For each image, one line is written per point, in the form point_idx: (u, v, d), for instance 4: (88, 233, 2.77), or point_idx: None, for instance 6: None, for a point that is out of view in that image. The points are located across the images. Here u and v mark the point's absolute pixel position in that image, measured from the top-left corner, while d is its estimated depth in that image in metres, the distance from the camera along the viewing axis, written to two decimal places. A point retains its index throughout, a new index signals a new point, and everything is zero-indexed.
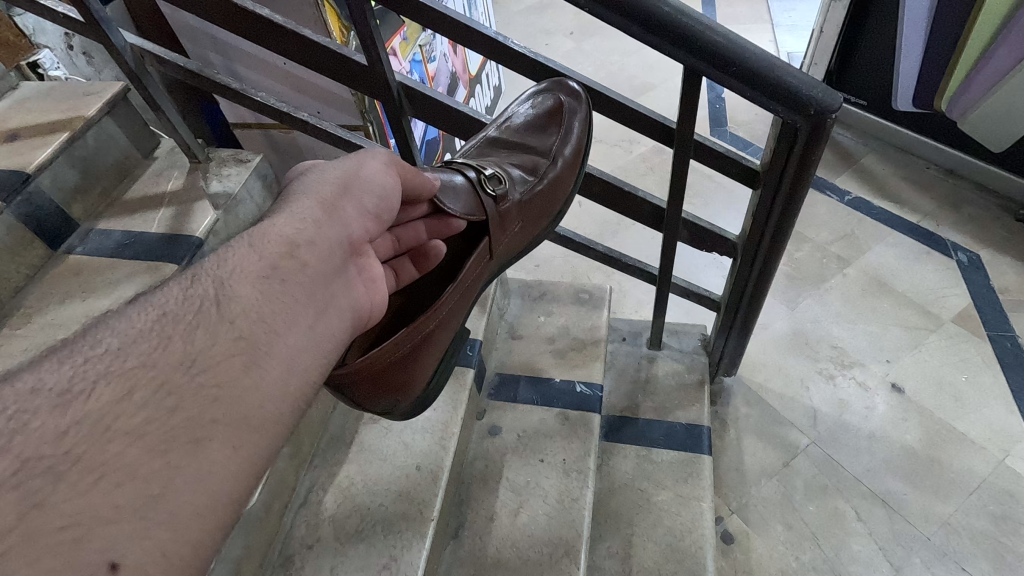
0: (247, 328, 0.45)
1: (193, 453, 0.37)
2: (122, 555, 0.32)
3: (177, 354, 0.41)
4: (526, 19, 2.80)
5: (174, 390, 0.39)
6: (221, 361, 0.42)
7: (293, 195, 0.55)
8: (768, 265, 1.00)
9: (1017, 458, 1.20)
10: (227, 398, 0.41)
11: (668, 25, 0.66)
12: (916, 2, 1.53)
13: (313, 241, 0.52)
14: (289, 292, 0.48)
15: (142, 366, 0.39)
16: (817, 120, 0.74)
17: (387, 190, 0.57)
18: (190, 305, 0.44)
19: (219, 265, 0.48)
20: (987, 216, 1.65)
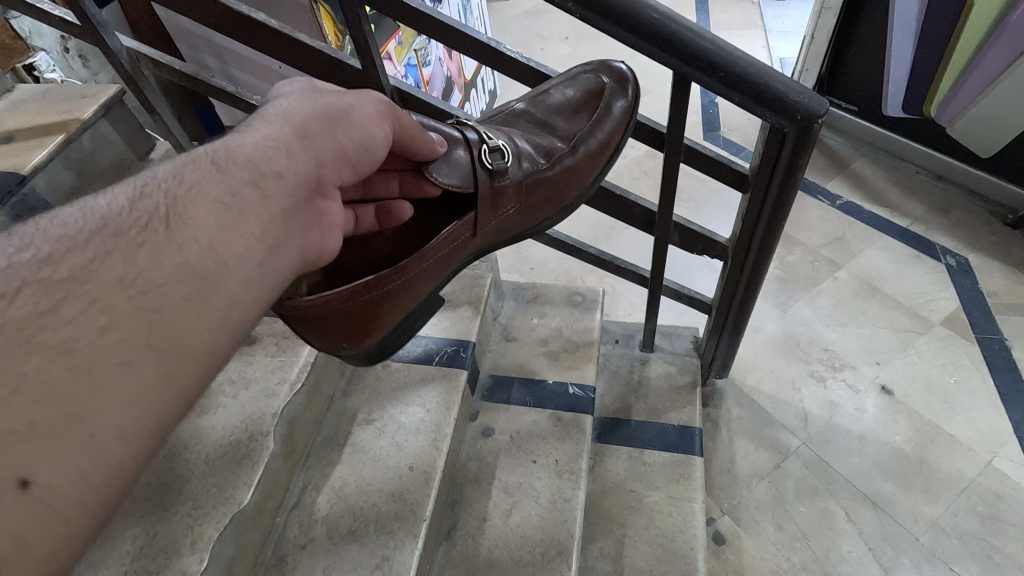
0: (196, 253, 0.42)
1: (122, 376, 0.36)
2: (35, 475, 0.32)
3: (113, 273, 0.38)
4: (521, 23, 2.82)
5: (106, 307, 0.37)
6: (160, 283, 0.39)
7: (266, 118, 0.52)
8: (758, 267, 1.01)
9: (1005, 459, 1.21)
10: (164, 322, 0.39)
11: (659, 31, 0.67)
12: (905, 10, 1.55)
13: (280, 173, 0.49)
14: (246, 220, 0.46)
15: (74, 280, 0.37)
16: (804, 125, 0.75)
17: (370, 133, 0.55)
18: (137, 221, 0.41)
19: (175, 181, 0.45)
20: (976, 221, 1.67)
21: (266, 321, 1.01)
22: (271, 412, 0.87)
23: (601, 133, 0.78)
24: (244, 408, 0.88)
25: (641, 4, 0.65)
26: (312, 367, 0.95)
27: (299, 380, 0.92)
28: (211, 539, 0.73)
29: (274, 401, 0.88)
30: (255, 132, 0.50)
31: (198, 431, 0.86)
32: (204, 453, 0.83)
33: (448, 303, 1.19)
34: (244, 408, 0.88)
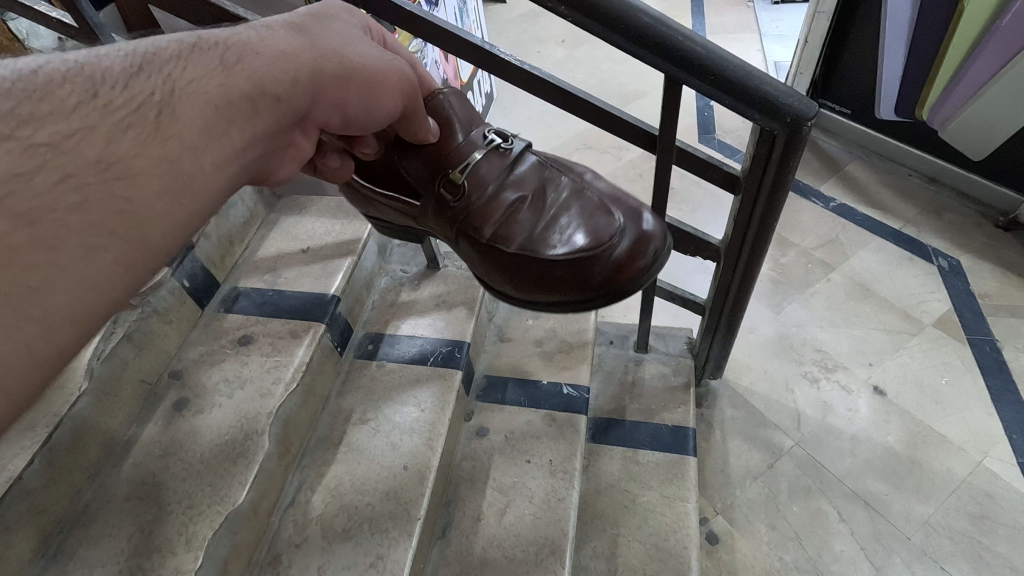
0: (174, 151, 0.39)
1: (84, 258, 0.35)
2: None
3: (93, 152, 0.36)
4: (518, 26, 2.83)
5: (81, 187, 0.35)
6: (136, 172, 0.37)
7: (288, 32, 0.49)
8: (750, 268, 1.03)
9: (995, 459, 1.22)
10: (133, 211, 0.37)
11: (649, 35, 0.68)
12: (896, 14, 1.57)
13: (280, 97, 0.47)
14: (230, 137, 0.43)
15: (52, 149, 0.35)
16: (793, 128, 0.76)
17: (384, 88, 0.54)
18: (129, 98, 0.39)
19: (180, 65, 0.42)
20: (967, 223, 1.69)
21: (261, 321, 1.01)
22: (266, 412, 0.87)
23: (552, 258, 0.65)
24: (239, 407, 0.88)
25: (631, 9, 0.66)
26: (306, 367, 0.96)
27: (295, 379, 0.92)
28: (205, 538, 0.74)
29: (269, 401, 0.89)
30: (275, 44, 0.47)
31: (194, 429, 0.86)
32: (198, 452, 0.83)
33: (443, 303, 1.19)
34: (240, 407, 0.88)
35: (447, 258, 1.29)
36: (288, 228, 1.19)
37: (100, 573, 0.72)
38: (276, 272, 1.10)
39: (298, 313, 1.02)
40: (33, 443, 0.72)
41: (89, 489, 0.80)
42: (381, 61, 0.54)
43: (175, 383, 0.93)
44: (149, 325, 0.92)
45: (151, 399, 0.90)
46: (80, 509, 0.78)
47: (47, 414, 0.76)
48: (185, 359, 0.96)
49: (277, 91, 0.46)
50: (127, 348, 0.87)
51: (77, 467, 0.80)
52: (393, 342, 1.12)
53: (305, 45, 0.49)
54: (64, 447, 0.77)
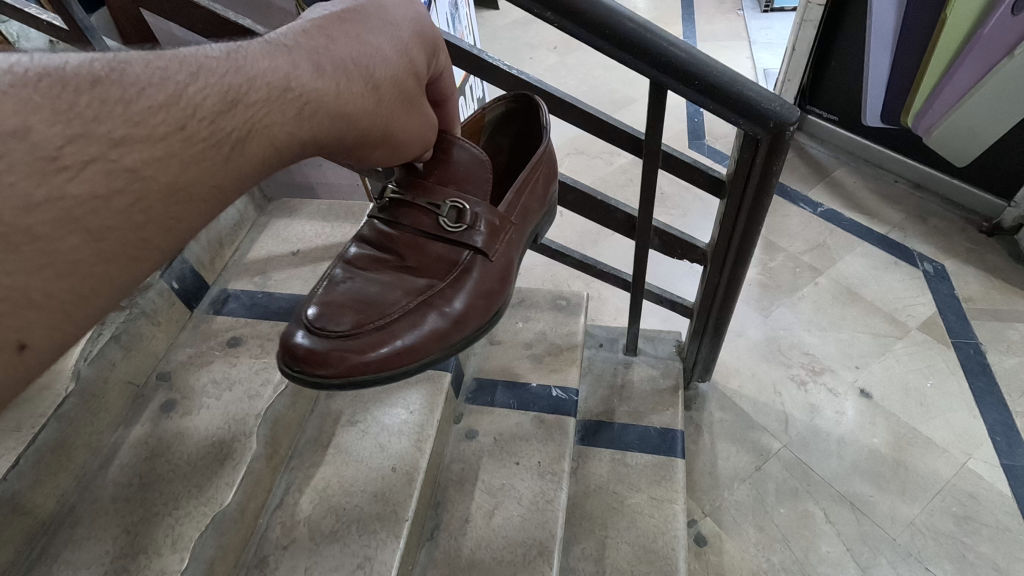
0: (224, 187, 0.36)
1: (129, 271, 0.32)
2: (32, 339, 0.28)
3: (170, 176, 0.32)
4: (510, 33, 2.85)
5: (147, 210, 0.32)
6: (193, 201, 0.34)
7: (355, 74, 0.44)
8: (736, 271, 1.04)
9: (978, 461, 1.24)
10: (182, 230, 0.34)
11: (634, 40, 0.69)
12: (881, 22, 1.59)
13: (321, 148, 0.43)
14: (257, 183, 0.39)
15: (136, 174, 0.31)
16: (777, 132, 0.77)
17: (408, 149, 0.51)
18: (214, 133, 0.34)
19: (263, 104, 0.37)
20: (952, 228, 1.71)
21: (250, 323, 1.01)
22: (254, 414, 0.88)
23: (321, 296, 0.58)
24: (227, 409, 0.88)
25: (615, 15, 0.67)
26: None
27: (283, 381, 0.93)
28: (191, 539, 0.74)
29: (257, 402, 0.89)
30: (345, 95, 0.42)
31: (180, 431, 0.86)
32: (186, 454, 0.83)
33: None
34: (228, 409, 0.88)
35: None
36: (278, 230, 1.20)
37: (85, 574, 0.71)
38: (265, 273, 1.11)
39: (289, 315, 1.02)
40: (17, 443, 0.74)
41: (75, 491, 0.80)
42: (420, 133, 0.52)
43: (164, 385, 0.92)
44: (137, 327, 0.92)
45: (138, 401, 0.90)
46: (65, 511, 0.77)
47: (33, 414, 0.77)
48: (173, 362, 0.96)
49: (319, 149, 0.43)
50: (115, 349, 0.88)
51: (62, 470, 0.79)
52: None
53: (374, 105, 0.45)
54: (49, 449, 0.77)
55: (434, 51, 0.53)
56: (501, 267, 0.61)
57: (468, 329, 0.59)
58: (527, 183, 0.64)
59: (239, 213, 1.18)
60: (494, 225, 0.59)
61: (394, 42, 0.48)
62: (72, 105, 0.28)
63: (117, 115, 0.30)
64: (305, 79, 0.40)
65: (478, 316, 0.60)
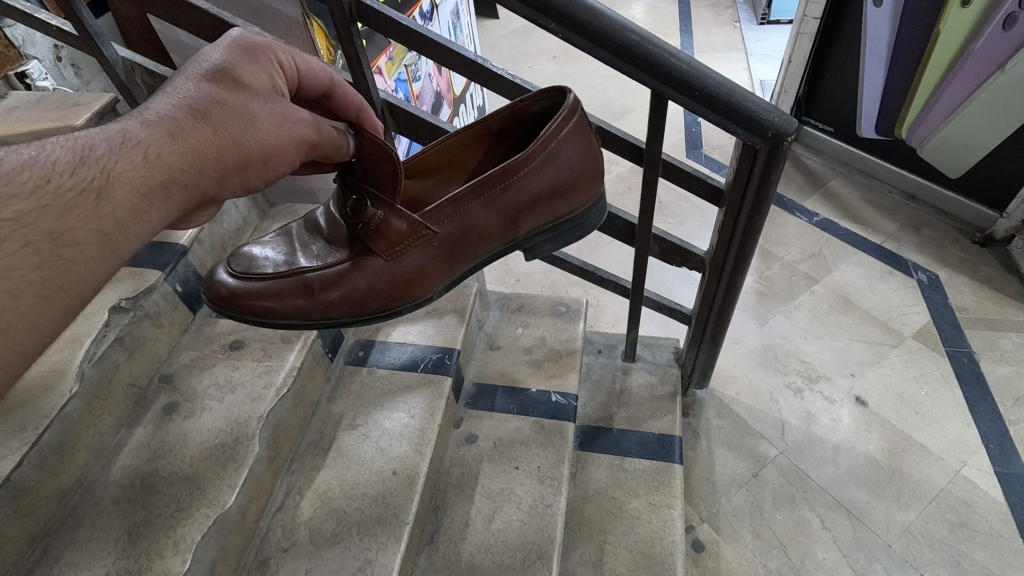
0: (102, 231, 0.39)
1: (38, 308, 0.36)
2: None
3: (47, 224, 0.37)
4: (510, 42, 2.88)
5: (39, 252, 0.36)
6: (81, 243, 0.38)
7: (186, 115, 0.44)
8: (734, 279, 1.05)
9: (972, 468, 1.25)
10: (81, 270, 0.38)
11: (636, 51, 0.71)
12: (876, 33, 1.62)
13: (188, 185, 0.43)
14: (140, 227, 0.41)
15: (17, 222, 0.35)
16: (774, 142, 0.79)
17: (283, 166, 0.50)
18: (75, 183, 0.39)
19: (103, 157, 0.40)
20: (946, 238, 1.73)
21: (252, 326, 1.02)
22: (256, 416, 0.88)
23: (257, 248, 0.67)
24: (229, 412, 0.89)
25: (618, 27, 0.69)
26: (298, 372, 0.97)
27: (286, 384, 0.93)
28: (194, 541, 0.74)
29: (259, 405, 0.90)
30: (177, 134, 0.43)
31: (184, 433, 0.86)
32: (187, 456, 0.84)
33: (433, 311, 1.21)
34: (230, 412, 0.89)
35: None
36: None
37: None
38: None
39: None
40: (21, 444, 0.72)
41: (77, 492, 0.80)
42: (290, 134, 0.49)
43: (166, 387, 0.93)
44: (141, 329, 0.92)
45: (141, 402, 0.91)
46: (68, 512, 0.78)
47: (38, 415, 0.75)
48: (175, 364, 0.97)
49: (193, 183, 0.44)
50: (118, 351, 0.88)
51: (65, 470, 0.79)
52: (383, 350, 1.13)
53: (215, 131, 0.45)
54: (52, 449, 0.77)
55: (273, 57, 0.52)
56: (397, 274, 0.63)
57: (336, 316, 0.63)
58: (467, 196, 0.63)
59: (241, 217, 1.18)
60: (400, 233, 0.61)
61: (229, 65, 0.48)
62: None
63: None
64: (138, 129, 0.42)
65: (350, 308, 0.63)
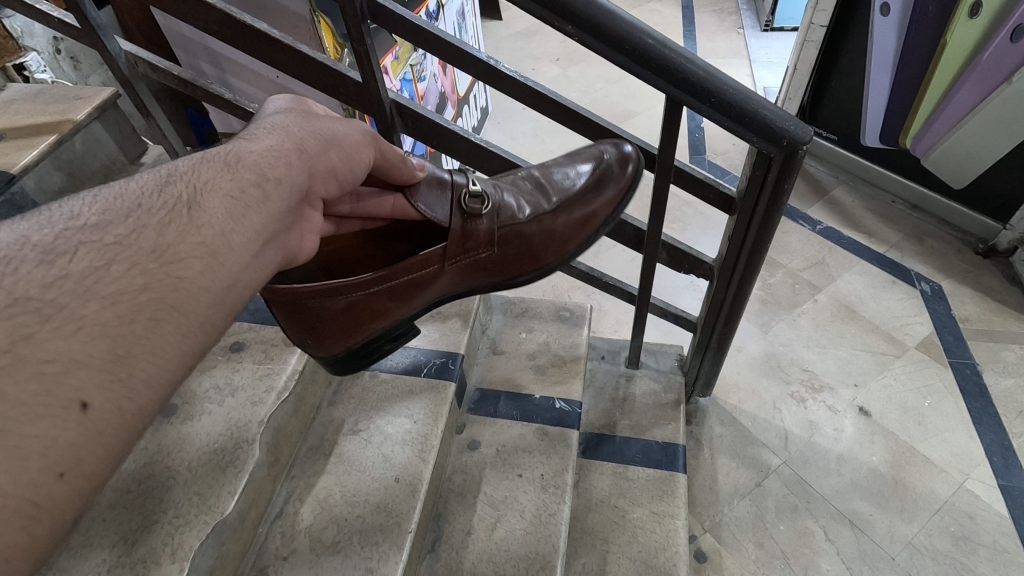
0: (208, 236, 0.42)
1: (152, 330, 0.37)
2: (91, 397, 0.33)
3: (148, 242, 0.39)
4: (513, 44, 2.87)
5: (145, 271, 0.38)
6: (184, 258, 0.40)
7: (265, 133, 0.54)
8: (742, 288, 1.04)
9: (976, 481, 1.24)
10: (187, 287, 0.40)
11: (653, 56, 0.69)
12: (884, 43, 1.62)
13: (280, 178, 0.50)
14: (250, 216, 0.46)
15: (119, 245, 0.38)
16: (790, 150, 0.78)
17: (353, 157, 0.59)
18: (169, 201, 0.42)
19: (196, 172, 0.46)
20: (949, 249, 1.73)
21: (253, 328, 1.00)
22: (256, 420, 0.86)
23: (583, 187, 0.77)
24: (229, 416, 0.87)
25: (635, 31, 0.68)
26: (299, 376, 0.95)
27: (287, 388, 0.91)
28: (191, 548, 0.72)
29: (259, 409, 0.87)
30: (258, 142, 0.51)
31: (182, 437, 0.84)
32: (186, 461, 0.81)
33: (438, 314, 1.19)
34: (229, 415, 0.87)
35: None
36: None
37: None
38: None
39: None
40: None
41: None
42: (343, 133, 0.59)
43: None
44: None
45: None
46: None
47: None
48: None
49: (280, 178, 0.50)
50: None
51: None
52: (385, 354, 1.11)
53: (285, 137, 0.54)
54: None
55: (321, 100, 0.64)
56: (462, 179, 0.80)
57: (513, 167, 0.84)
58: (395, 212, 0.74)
59: None
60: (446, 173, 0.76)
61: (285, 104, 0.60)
62: (63, 216, 0.38)
63: (90, 215, 0.39)
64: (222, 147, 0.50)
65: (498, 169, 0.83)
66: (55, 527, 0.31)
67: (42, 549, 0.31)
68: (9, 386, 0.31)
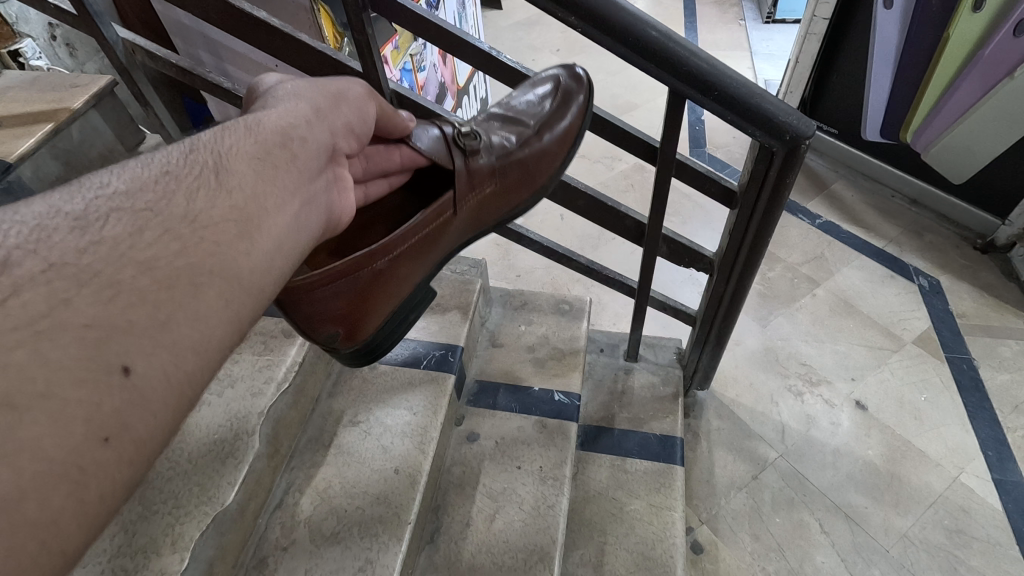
0: (241, 200, 0.44)
1: (191, 295, 0.38)
2: (133, 363, 0.34)
3: (179, 209, 0.41)
4: (513, 34, 2.85)
5: (178, 237, 0.39)
6: (217, 224, 0.42)
7: (276, 99, 0.55)
8: (742, 282, 1.04)
9: (971, 475, 1.25)
10: (224, 252, 0.41)
11: (657, 49, 0.69)
12: (885, 37, 1.61)
13: (302, 140, 0.52)
14: (278, 179, 0.48)
15: (151, 213, 0.39)
16: (792, 145, 0.78)
17: (364, 112, 0.59)
18: (196, 170, 0.44)
19: (220, 142, 0.47)
20: (947, 244, 1.73)
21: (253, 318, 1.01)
22: (256, 411, 0.86)
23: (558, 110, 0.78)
24: (230, 407, 0.87)
25: (639, 23, 0.67)
26: (299, 367, 0.94)
27: (287, 379, 0.91)
28: (192, 538, 0.73)
29: (260, 400, 0.87)
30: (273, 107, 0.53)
31: (183, 428, 0.84)
32: (187, 451, 0.82)
33: (437, 306, 1.18)
34: (229, 406, 0.87)
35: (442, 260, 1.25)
36: None
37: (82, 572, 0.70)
38: None
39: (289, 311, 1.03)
40: None
41: None
42: (349, 86, 0.59)
43: None
44: None
45: None
46: None
47: None
48: None
49: (302, 140, 0.52)
50: None
51: None
52: None
53: (297, 99, 0.55)
54: None
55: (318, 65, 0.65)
56: None
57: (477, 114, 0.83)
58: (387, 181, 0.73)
59: None
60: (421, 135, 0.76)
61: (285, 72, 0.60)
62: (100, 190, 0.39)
63: (121, 187, 0.40)
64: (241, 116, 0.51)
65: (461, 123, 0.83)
66: (105, 492, 0.32)
67: (90, 513, 0.31)
68: (49, 349, 0.32)
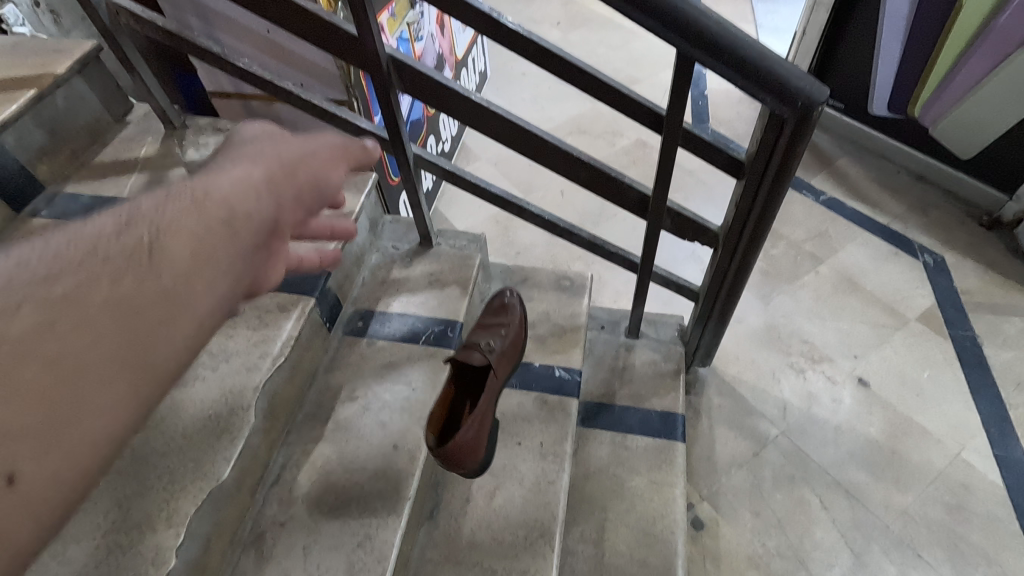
0: (167, 284, 0.44)
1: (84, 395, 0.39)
2: (18, 469, 0.36)
3: (101, 282, 0.41)
4: (512, 6, 2.77)
5: (86, 328, 0.40)
6: (132, 310, 0.42)
7: (241, 158, 0.56)
8: (747, 256, 1.02)
9: (972, 451, 1.25)
10: (133, 331, 0.42)
11: (665, 8, 0.66)
12: (896, 7, 1.57)
13: (248, 216, 0.51)
14: (214, 249, 0.47)
15: (63, 303, 0.39)
16: (804, 111, 0.75)
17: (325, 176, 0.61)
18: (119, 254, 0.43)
19: (155, 209, 0.46)
20: (953, 220, 1.70)
21: None
22: (251, 386, 0.84)
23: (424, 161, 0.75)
24: (224, 381, 0.85)
25: None
26: (295, 342, 0.92)
27: (282, 354, 0.89)
28: (188, 514, 0.72)
29: (255, 374, 0.86)
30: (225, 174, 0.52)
31: (176, 403, 0.82)
32: (180, 426, 0.80)
33: (436, 282, 1.13)
34: (224, 381, 0.85)
35: (441, 235, 1.22)
36: None
37: (76, 549, 0.69)
38: None
39: (288, 286, 0.96)
40: None
41: None
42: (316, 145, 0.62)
43: None
44: None
45: None
46: None
47: None
48: None
49: (249, 216, 0.51)
50: None
51: None
52: (383, 320, 1.07)
53: (254, 176, 0.53)
54: None
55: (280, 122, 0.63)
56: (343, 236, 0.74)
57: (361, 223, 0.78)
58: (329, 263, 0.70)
59: None
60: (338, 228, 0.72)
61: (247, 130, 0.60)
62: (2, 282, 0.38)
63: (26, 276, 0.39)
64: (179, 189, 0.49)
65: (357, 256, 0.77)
66: None
67: None
68: None
